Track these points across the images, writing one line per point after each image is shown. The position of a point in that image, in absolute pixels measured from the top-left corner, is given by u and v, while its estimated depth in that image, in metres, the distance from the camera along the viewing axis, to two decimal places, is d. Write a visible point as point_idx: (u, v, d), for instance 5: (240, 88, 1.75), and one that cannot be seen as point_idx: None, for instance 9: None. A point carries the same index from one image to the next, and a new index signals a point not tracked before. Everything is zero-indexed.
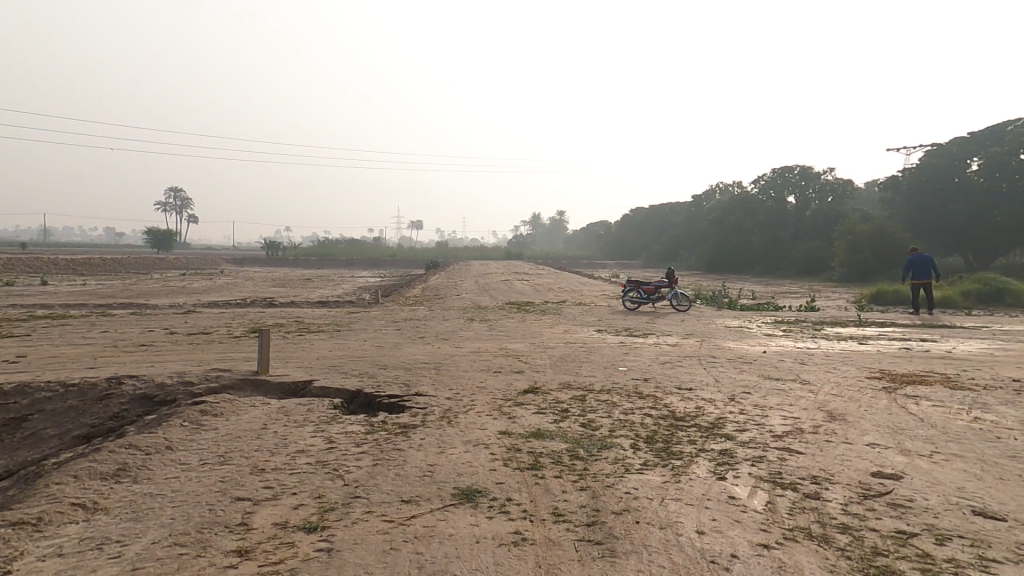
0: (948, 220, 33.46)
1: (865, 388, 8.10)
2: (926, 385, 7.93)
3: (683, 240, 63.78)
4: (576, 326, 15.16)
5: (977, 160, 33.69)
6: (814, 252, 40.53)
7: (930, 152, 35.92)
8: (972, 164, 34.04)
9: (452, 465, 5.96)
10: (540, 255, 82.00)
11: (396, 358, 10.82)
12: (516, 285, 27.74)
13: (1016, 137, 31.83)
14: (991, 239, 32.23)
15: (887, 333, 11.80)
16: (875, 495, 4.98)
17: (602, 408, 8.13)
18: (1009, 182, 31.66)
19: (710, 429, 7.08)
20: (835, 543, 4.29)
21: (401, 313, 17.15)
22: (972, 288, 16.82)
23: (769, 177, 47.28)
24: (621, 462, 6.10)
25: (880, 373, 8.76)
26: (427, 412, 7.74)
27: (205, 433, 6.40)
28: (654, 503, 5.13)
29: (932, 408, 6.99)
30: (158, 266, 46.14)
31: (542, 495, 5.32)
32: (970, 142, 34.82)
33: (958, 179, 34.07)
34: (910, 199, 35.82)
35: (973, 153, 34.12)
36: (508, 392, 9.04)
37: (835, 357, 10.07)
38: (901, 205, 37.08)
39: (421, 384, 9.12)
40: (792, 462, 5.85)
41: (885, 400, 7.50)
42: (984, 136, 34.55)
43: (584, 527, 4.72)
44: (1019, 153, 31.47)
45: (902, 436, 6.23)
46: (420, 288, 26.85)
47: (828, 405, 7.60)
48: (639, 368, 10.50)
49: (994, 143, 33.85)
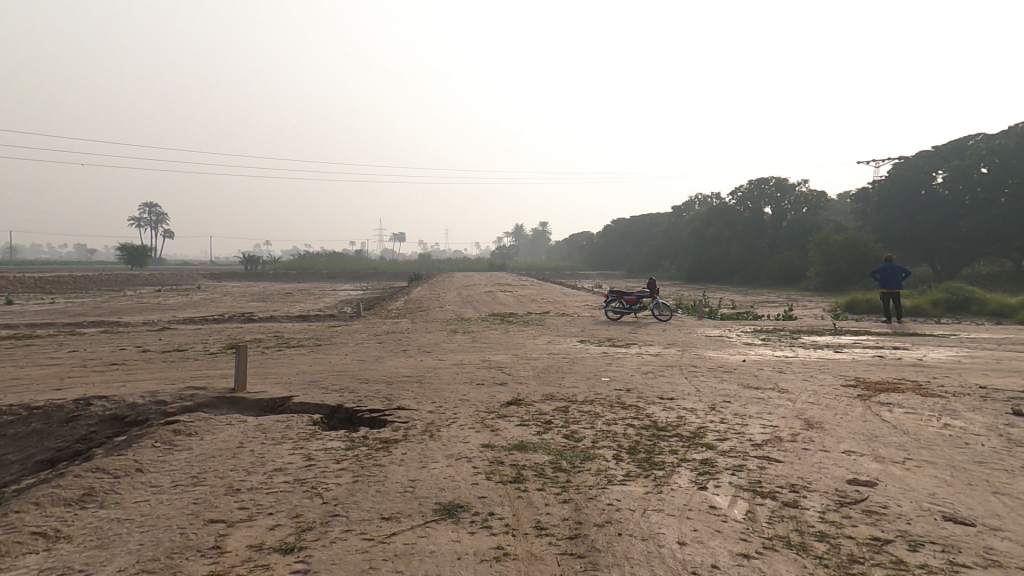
0: (916, 230, 34.46)
1: (841, 396, 8.23)
2: (899, 392, 8.10)
3: (664, 249, 64.55)
4: (559, 337, 15.19)
5: (941, 173, 34.83)
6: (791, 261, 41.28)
7: (898, 165, 37.08)
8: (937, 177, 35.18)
9: (433, 480, 5.90)
10: (524, 265, 82.42)
11: (378, 372, 10.72)
12: (500, 296, 27.80)
13: (976, 151, 32.99)
14: (957, 250, 33.29)
15: (861, 341, 12.04)
16: (851, 503, 5.05)
17: (585, 419, 8.15)
18: (972, 195, 32.73)
19: (691, 439, 7.12)
20: (813, 551, 4.33)
21: (383, 326, 17.04)
22: (940, 296, 17.28)
23: (746, 188, 48.25)
24: (603, 474, 6.10)
25: (855, 381, 8.93)
26: (409, 427, 7.66)
27: (178, 453, 6.25)
28: (636, 514, 5.13)
29: (905, 416, 7.12)
30: (132, 283, 45.21)
31: (524, 508, 5.30)
32: (934, 155, 35.94)
33: (925, 192, 35.21)
34: (881, 210, 36.76)
35: (938, 166, 35.27)
36: (491, 404, 9.00)
37: (812, 365, 10.25)
38: (872, 216, 38.10)
39: (403, 398, 9.04)
40: (771, 471, 5.91)
41: (859, 408, 7.64)
42: (949, 150, 35.71)
43: (566, 540, 4.71)
44: (979, 166, 32.57)
45: (876, 443, 6.35)
46: (403, 300, 26.84)
47: (806, 413, 7.71)
48: (621, 379, 10.55)
49: (957, 157, 35.04)
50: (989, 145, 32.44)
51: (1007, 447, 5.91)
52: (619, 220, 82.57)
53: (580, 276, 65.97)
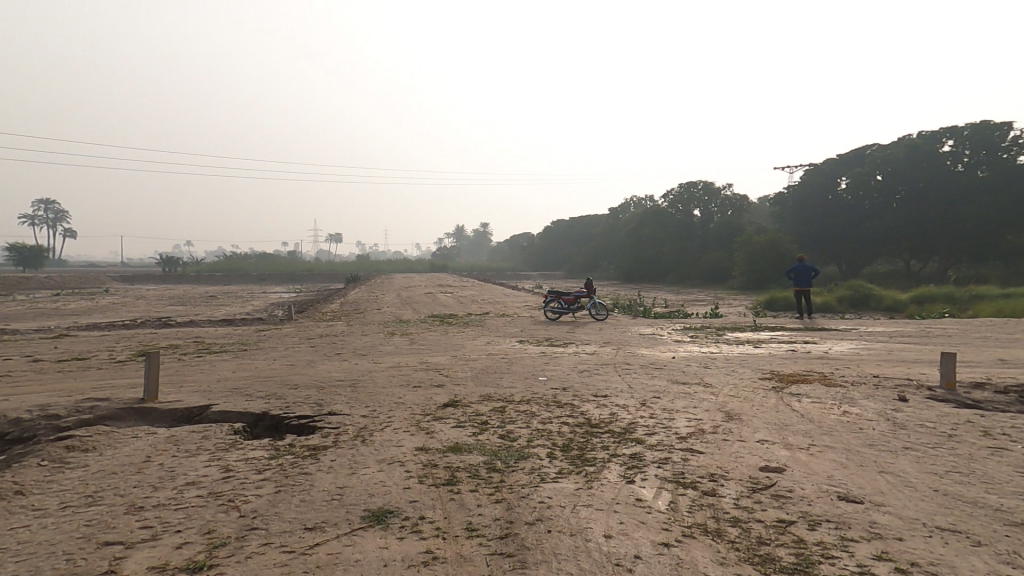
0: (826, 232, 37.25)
1: (758, 389, 8.73)
2: (808, 383, 8.71)
3: (601, 250, 66.32)
4: (498, 338, 15.21)
5: (845, 179, 37.83)
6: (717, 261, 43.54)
7: (809, 172, 39.96)
8: (841, 183, 38.19)
9: (363, 486, 5.75)
10: (465, 266, 82.18)
11: (308, 377, 10.32)
12: (439, 297, 27.52)
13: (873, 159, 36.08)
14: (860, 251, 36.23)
15: (777, 337, 12.85)
16: (762, 488, 5.36)
17: (521, 419, 8.20)
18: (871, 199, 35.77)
19: (622, 434, 7.33)
20: (726, 536, 4.56)
21: (315, 329, 16.43)
22: (844, 295, 18.65)
23: (677, 192, 50.58)
24: (537, 472, 6.16)
25: (770, 374, 9.50)
26: (340, 432, 7.43)
27: (72, 472, 5.76)
28: (566, 510, 5.22)
29: (812, 405, 7.66)
30: (28, 287, 41.14)
31: (456, 510, 5.25)
32: (841, 163, 38.76)
33: (832, 197, 38.13)
34: (796, 213, 39.35)
35: (842, 173, 38.31)
36: (428, 406, 8.89)
37: (734, 360, 10.81)
38: (787, 219, 40.84)
39: (334, 403, 8.75)
40: (693, 462, 6.19)
41: (773, 399, 8.14)
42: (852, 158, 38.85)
43: (497, 540, 4.72)
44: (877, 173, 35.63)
45: (786, 431, 6.78)
46: (337, 302, 26.04)
47: (726, 405, 8.11)
48: (558, 377, 10.70)
49: (858, 164, 38.20)
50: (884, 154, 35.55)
51: (892, 430, 6.47)
52: (559, 221, 84.17)
53: (520, 276, 66.49)
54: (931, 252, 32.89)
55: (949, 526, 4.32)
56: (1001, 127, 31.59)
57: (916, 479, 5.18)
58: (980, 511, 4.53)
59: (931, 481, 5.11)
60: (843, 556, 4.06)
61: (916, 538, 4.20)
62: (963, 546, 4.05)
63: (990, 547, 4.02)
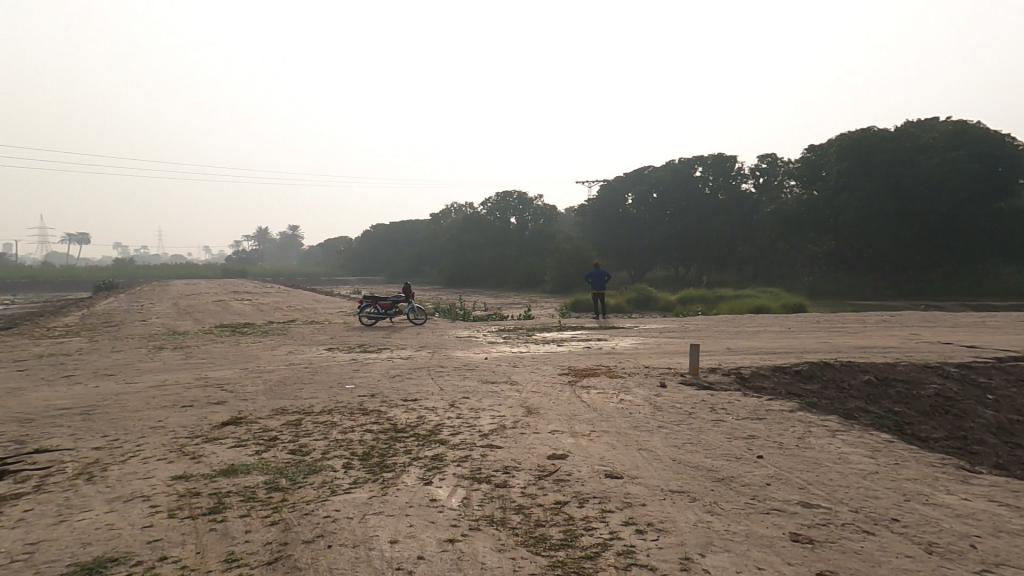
0: (619, 242, 42.30)
1: (556, 383, 9.17)
2: (597, 376, 9.42)
3: (424, 256, 66.41)
4: (301, 347, 13.82)
5: (630, 196, 43.13)
6: (529, 268, 46.52)
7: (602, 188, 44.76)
8: (626, 198, 43.42)
9: (76, 534, 4.43)
10: (276, 271, 75.16)
11: (13, 411, 7.97)
12: (234, 305, 24.42)
13: (651, 179, 41.80)
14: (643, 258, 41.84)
15: (577, 335, 13.88)
16: (547, 475, 5.42)
17: (319, 430, 7.32)
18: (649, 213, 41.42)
19: (427, 437, 6.95)
20: (508, 523, 4.43)
21: (44, 349, 12.98)
22: (630, 296, 21.29)
23: (495, 201, 53.19)
24: (327, 485, 5.43)
25: (567, 370, 10.08)
26: (47, 474, 5.75)
27: None
28: (353, 522, 4.60)
29: (597, 395, 8.23)
30: None
31: (215, 542, 4.29)
32: (626, 181, 44.29)
33: (620, 211, 43.18)
34: (593, 225, 43.93)
35: (627, 189, 43.63)
36: (198, 427, 7.47)
37: (539, 358, 11.30)
38: (586, 228, 45.27)
39: (49, 438, 6.84)
40: (490, 456, 6.06)
41: (568, 392, 8.58)
42: (633, 177, 44.33)
43: (262, 567, 3.94)
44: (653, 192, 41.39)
45: (574, 420, 7.10)
46: (90, 314, 21.21)
47: (528, 401, 8.30)
48: (367, 385, 9.95)
49: (638, 183, 43.89)
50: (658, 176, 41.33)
51: (652, 411, 7.16)
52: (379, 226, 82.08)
53: (340, 282, 62.93)
54: (696, 257, 39.93)
55: (677, 488, 4.75)
56: (729, 159, 39.07)
57: (663, 452, 5.69)
58: (699, 473, 5.03)
59: (672, 453, 5.64)
60: (600, 526, 4.20)
61: (656, 502, 4.52)
62: (682, 503, 4.45)
63: (700, 501, 4.46)
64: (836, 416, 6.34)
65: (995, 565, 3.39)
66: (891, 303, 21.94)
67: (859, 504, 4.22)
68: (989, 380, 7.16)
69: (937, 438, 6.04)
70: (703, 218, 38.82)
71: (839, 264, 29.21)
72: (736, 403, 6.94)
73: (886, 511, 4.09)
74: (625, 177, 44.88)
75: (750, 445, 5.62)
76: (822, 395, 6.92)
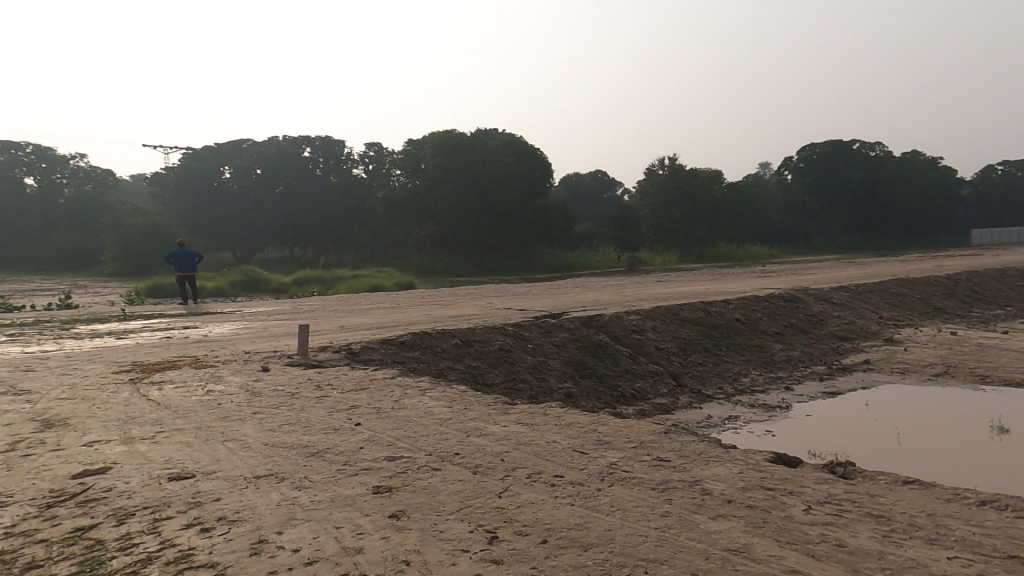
0: (212, 219, 38.22)
1: (106, 384, 7.34)
2: (173, 369, 8.08)
3: None
4: None
5: (226, 168, 39.51)
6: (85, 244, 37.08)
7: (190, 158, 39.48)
8: (223, 171, 39.62)
9: None
10: None
11: None
12: None
13: (252, 154, 39.05)
14: (253, 239, 39.01)
15: (152, 325, 11.73)
16: (66, 498, 4.21)
17: None
18: (253, 191, 38.80)
19: None
20: None
21: None
22: (236, 279, 20.01)
23: None
24: None
25: (130, 366, 8.26)
26: None
27: None
28: None
29: (171, 390, 7.02)
30: None
31: None
32: (222, 155, 40.27)
33: (216, 183, 39.07)
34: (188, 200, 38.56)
35: (223, 162, 39.72)
36: None
37: (81, 358, 8.85)
38: (171, 202, 39.19)
39: None
40: None
41: (127, 392, 7.00)
42: (230, 150, 40.67)
43: None
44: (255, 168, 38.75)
45: (130, 424, 5.82)
46: None
47: (45, 412, 6.26)
48: None
49: (235, 156, 40.38)
50: (261, 151, 39.02)
51: (246, 398, 6.63)
52: None
53: None
54: (309, 238, 39.37)
55: (265, 472, 4.57)
56: (338, 143, 39.68)
57: (253, 438, 5.34)
58: (292, 452, 4.99)
59: (263, 438, 5.37)
60: (146, 540, 3.60)
61: (233, 493, 4.20)
62: (268, 485, 4.33)
63: (289, 479, 4.45)
64: (428, 374, 7.53)
65: (513, 471, 4.58)
66: (467, 280, 25.82)
67: (431, 446, 5.02)
68: (530, 333, 8.88)
69: (496, 383, 7.68)
70: (312, 199, 38.82)
71: (437, 248, 32.54)
72: (344, 377, 7.29)
73: (451, 447, 5.01)
74: (217, 150, 40.61)
75: (349, 415, 5.95)
76: (421, 360, 7.98)
